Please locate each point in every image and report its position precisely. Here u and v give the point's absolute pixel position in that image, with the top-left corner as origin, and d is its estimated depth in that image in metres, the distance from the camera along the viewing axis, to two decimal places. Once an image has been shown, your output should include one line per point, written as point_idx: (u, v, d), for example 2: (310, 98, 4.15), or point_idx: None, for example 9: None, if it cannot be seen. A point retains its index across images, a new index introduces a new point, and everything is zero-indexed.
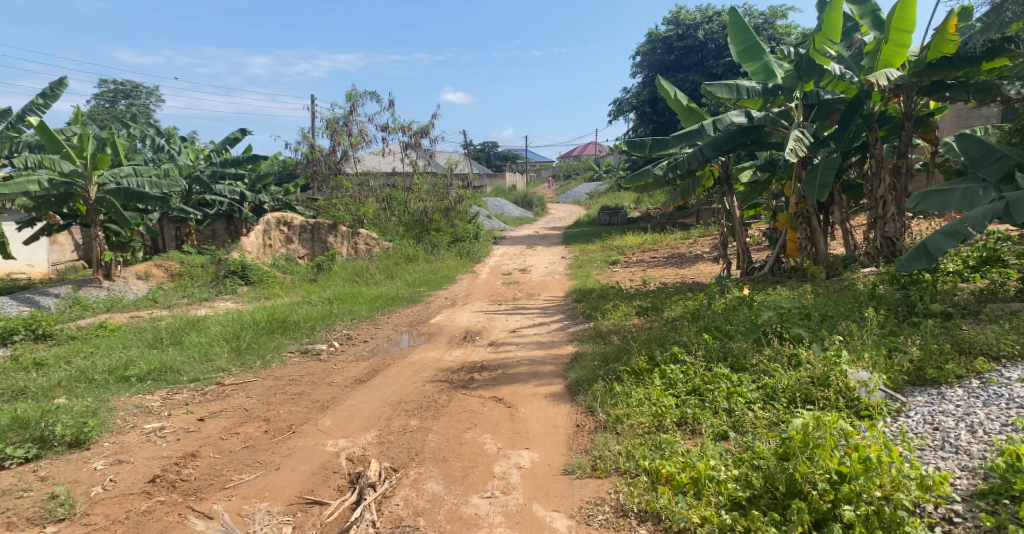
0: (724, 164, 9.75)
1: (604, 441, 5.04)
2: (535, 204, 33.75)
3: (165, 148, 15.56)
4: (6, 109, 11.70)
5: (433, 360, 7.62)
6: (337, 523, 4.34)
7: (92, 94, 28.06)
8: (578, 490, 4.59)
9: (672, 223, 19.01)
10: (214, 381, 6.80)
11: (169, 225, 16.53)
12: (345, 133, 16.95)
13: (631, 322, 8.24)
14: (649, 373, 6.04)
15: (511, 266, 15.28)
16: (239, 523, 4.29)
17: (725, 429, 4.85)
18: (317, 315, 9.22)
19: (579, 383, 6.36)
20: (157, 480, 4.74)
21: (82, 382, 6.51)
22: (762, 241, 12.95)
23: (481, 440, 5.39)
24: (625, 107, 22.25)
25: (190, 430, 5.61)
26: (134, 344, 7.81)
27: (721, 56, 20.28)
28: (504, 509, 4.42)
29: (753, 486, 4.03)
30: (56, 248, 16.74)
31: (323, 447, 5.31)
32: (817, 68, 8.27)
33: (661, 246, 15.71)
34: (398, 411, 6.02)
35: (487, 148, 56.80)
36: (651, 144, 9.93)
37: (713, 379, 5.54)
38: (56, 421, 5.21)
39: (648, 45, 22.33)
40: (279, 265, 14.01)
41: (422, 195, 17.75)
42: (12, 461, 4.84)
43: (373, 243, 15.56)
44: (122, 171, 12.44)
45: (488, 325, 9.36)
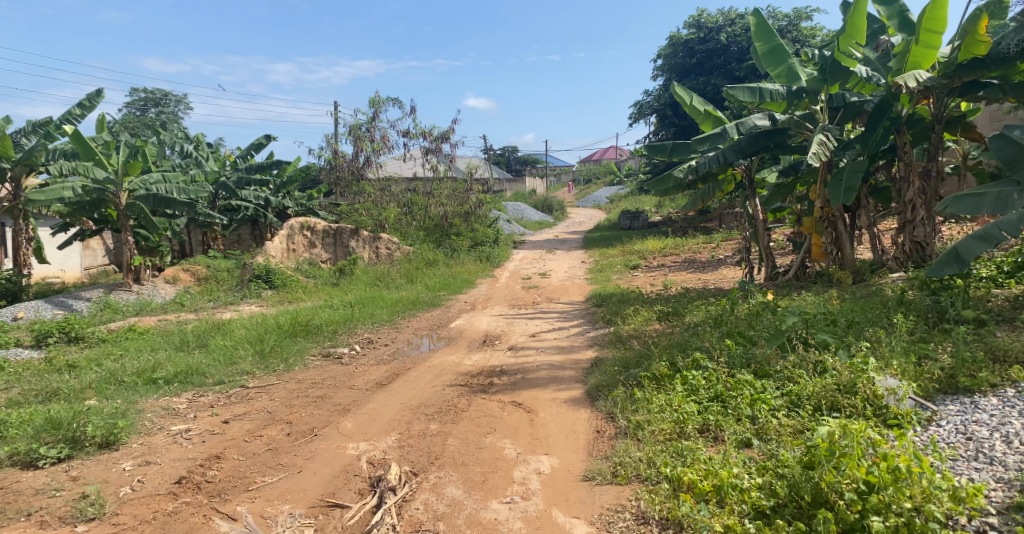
0: (746, 168, 9.60)
1: (625, 448, 5.01)
2: (555, 208, 33.86)
3: (193, 154, 15.83)
4: (49, 119, 12.17)
5: (453, 364, 7.65)
6: (358, 525, 4.36)
7: (123, 102, 28.54)
8: (598, 497, 4.56)
9: (694, 227, 18.83)
10: (238, 384, 6.88)
11: (195, 230, 16.79)
12: (367, 139, 17.34)
13: (653, 327, 8.21)
14: (670, 379, 6.01)
15: (529, 270, 15.26)
16: (262, 525, 4.33)
17: (748, 437, 4.81)
18: (339, 319, 9.28)
19: (599, 388, 6.35)
20: (183, 481, 4.80)
21: (112, 384, 6.63)
22: (786, 245, 12.80)
23: (500, 444, 5.39)
24: (646, 111, 22.14)
25: (215, 433, 5.68)
26: (162, 347, 7.94)
27: (744, 59, 20.14)
28: (524, 515, 4.41)
29: (777, 495, 3.99)
30: (89, 253, 17.29)
31: (344, 450, 5.36)
32: (843, 70, 8.20)
33: (682, 251, 15.59)
34: (417, 415, 6.05)
35: (507, 152, 56.57)
36: (671, 147, 9.78)
37: (736, 385, 5.50)
38: (88, 422, 5.29)
39: (669, 48, 22.21)
40: (303, 269, 14.19)
41: (441, 199, 17.82)
42: (45, 461, 4.95)
43: (394, 247, 15.62)
44: (151, 178, 12.54)
45: (508, 329, 9.38)
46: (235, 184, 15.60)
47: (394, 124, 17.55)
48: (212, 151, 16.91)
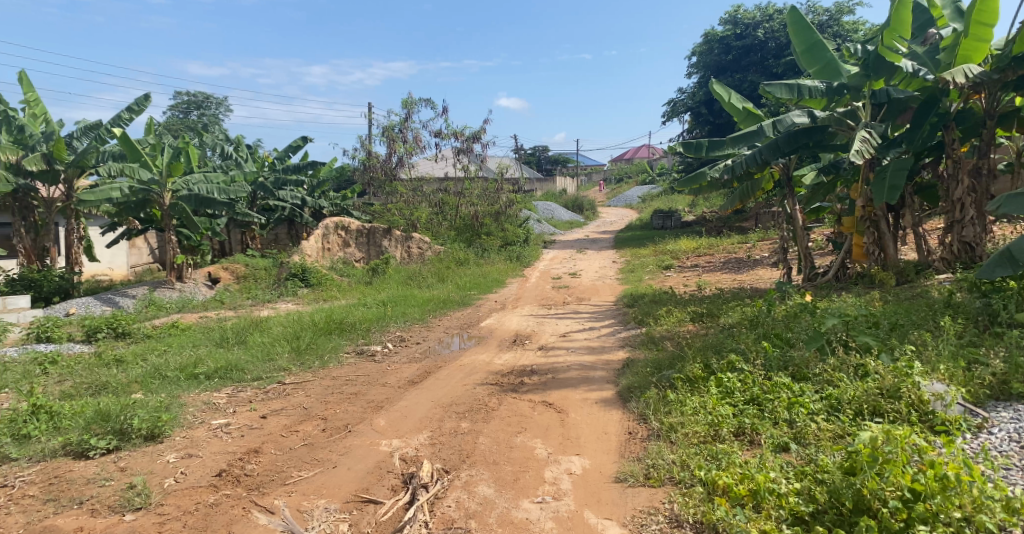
0: (784, 166, 9.42)
1: (658, 450, 4.97)
2: (586, 208, 33.69)
3: (233, 155, 16.20)
4: (100, 122, 12.58)
5: (483, 363, 7.66)
6: (391, 522, 4.40)
7: (167, 105, 29.39)
8: (630, 499, 4.53)
9: (728, 227, 18.55)
10: (275, 379, 7.00)
11: (234, 230, 17.17)
12: (400, 141, 17.57)
13: (686, 328, 8.12)
14: (704, 381, 5.93)
15: (560, 270, 15.16)
16: (299, 518, 4.40)
17: (786, 441, 4.72)
18: (372, 317, 9.39)
19: (631, 390, 6.29)
20: (223, 474, 4.90)
21: (156, 378, 6.82)
22: (825, 246, 12.52)
23: (531, 444, 5.39)
24: (680, 109, 21.90)
25: (253, 427, 5.79)
26: (203, 343, 8.13)
27: (782, 55, 19.79)
28: (555, 515, 4.40)
29: (816, 500, 3.91)
30: (134, 252, 17.84)
31: (378, 446, 5.41)
32: (886, 65, 7.96)
33: (716, 251, 15.38)
34: (448, 413, 6.08)
35: (538, 152, 56.50)
36: (707, 145, 9.61)
37: (773, 389, 5.41)
38: (134, 415, 5.43)
39: (705, 45, 21.94)
40: (337, 268, 14.40)
41: (472, 199, 17.88)
42: (95, 451, 5.10)
43: (425, 247, 15.73)
44: (193, 178, 12.83)
45: (538, 329, 9.37)
46: (273, 184, 16.02)
47: (426, 125, 17.79)
48: (251, 152, 17.25)
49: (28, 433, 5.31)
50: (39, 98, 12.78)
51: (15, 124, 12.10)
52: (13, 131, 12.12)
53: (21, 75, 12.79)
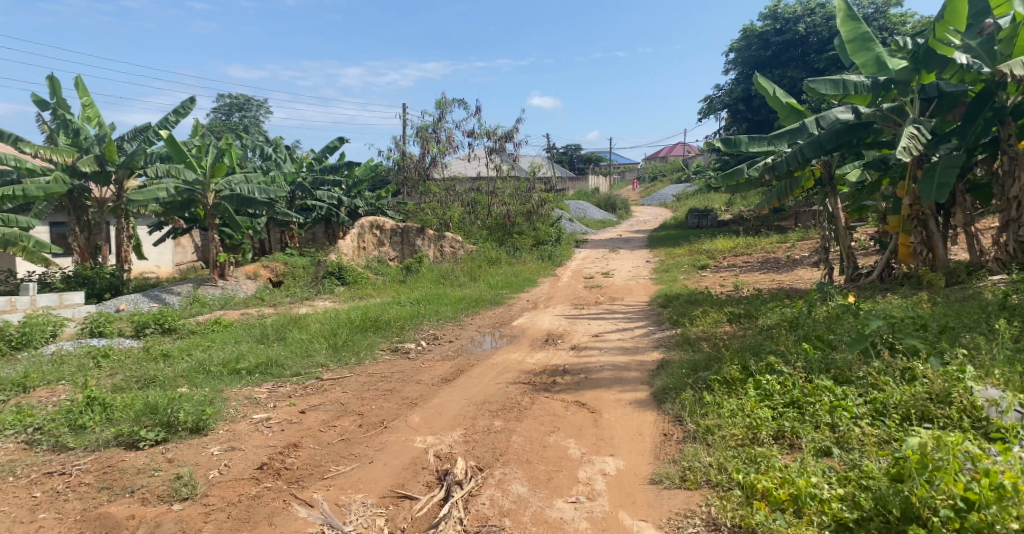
0: (825, 164, 9.21)
1: (694, 452, 4.90)
2: (619, 207, 33.41)
3: (272, 156, 16.52)
4: (148, 125, 12.95)
5: (515, 362, 7.66)
6: (426, 518, 4.42)
7: (210, 108, 30.19)
8: (666, 501, 4.48)
9: (767, 226, 18.22)
10: (313, 375, 7.11)
11: (274, 229, 17.52)
12: (434, 141, 17.87)
13: (723, 329, 7.99)
14: (742, 383, 5.83)
15: (592, 270, 15.08)
16: (337, 512, 4.45)
17: (828, 445, 4.62)
18: (406, 316, 9.47)
19: (666, 391, 6.22)
20: (264, 467, 4.99)
21: (200, 373, 6.99)
22: (869, 245, 12.20)
23: (564, 444, 5.36)
24: (716, 106, 21.59)
25: (293, 422, 5.89)
26: (245, 339, 8.31)
27: (824, 50, 19.37)
28: (590, 516, 4.37)
29: (861, 507, 3.80)
30: (179, 250, 18.35)
31: (412, 443, 5.45)
32: (938, 59, 7.70)
33: (753, 251, 15.12)
34: (482, 411, 6.09)
35: (570, 151, 56.34)
36: (746, 141, 9.35)
37: (814, 391, 5.29)
38: (180, 408, 5.57)
39: (743, 41, 21.58)
40: (372, 266, 14.57)
41: (505, 198, 17.89)
42: (145, 443, 5.26)
43: (458, 246, 15.83)
44: (235, 178, 13.10)
45: (571, 328, 9.33)
46: (311, 184, 16.28)
47: (459, 125, 17.96)
48: (289, 152, 17.56)
49: (82, 423, 5.50)
50: (93, 101, 13.21)
51: (71, 127, 12.55)
52: (69, 134, 12.59)
53: (76, 80, 13.24)
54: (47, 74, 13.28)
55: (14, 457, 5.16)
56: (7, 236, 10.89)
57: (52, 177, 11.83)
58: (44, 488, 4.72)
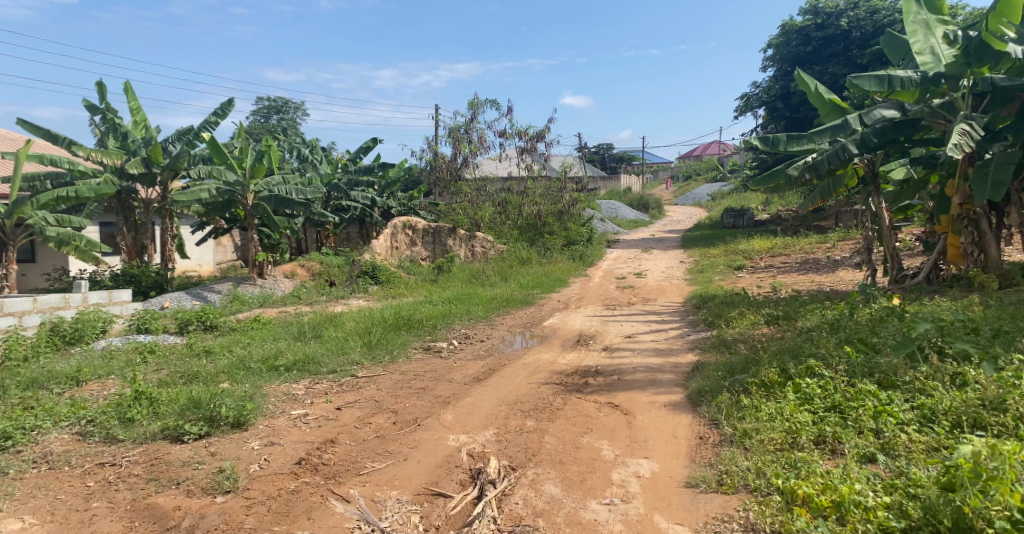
0: (869, 162, 8.98)
1: (731, 456, 4.80)
2: (653, 207, 33.05)
3: (309, 158, 16.77)
4: (190, 127, 13.26)
5: (547, 362, 7.63)
6: (460, 516, 4.42)
7: (249, 110, 30.87)
8: (702, 504, 4.40)
9: (806, 226, 17.83)
10: (349, 373, 7.19)
11: (310, 229, 17.79)
12: (465, 141, 17.91)
13: (760, 331, 7.83)
14: (781, 386, 5.70)
15: (624, 270, 14.97)
16: (373, 508, 4.48)
17: (873, 451, 4.48)
18: (438, 315, 9.52)
19: (701, 393, 6.12)
20: (302, 463, 5.05)
21: (241, 369, 7.13)
22: (915, 246, 11.82)
23: (597, 446, 5.31)
24: (754, 103, 21.24)
25: (330, 418, 5.96)
26: (283, 337, 8.45)
27: (868, 45, 18.90)
28: (624, 518, 4.32)
29: (909, 516, 3.68)
30: (220, 250, 18.78)
31: (446, 441, 5.46)
32: (991, 53, 7.46)
33: (792, 251, 14.81)
34: (514, 411, 6.08)
35: (602, 151, 56.04)
36: (786, 139, 9.14)
37: (857, 396, 5.15)
38: (223, 403, 5.68)
39: (782, 36, 21.17)
40: (404, 266, 14.69)
41: (536, 198, 17.85)
42: (189, 436, 5.38)
43: (489, 246, 15.87)
44: (274, 179, 13.33)
45: (603, 329, 9.25)
46: (346, 185, 16.48)
47: (491, 125, 18.03)
48: (324, 154, 17.81)
49: (131, 416, 5.66)
50: (140, 106, 13.59)
51: (120, 130, 12.91)
52: (118, 137, 12.97)
53: (125, 85, 13.63)
54: (98, 79, 13.70)
55: (68, 447, 5.34)
56: (60, 235, 11.25)
57: (103, 179, 12.18)
58: (97, 478, 4.86)
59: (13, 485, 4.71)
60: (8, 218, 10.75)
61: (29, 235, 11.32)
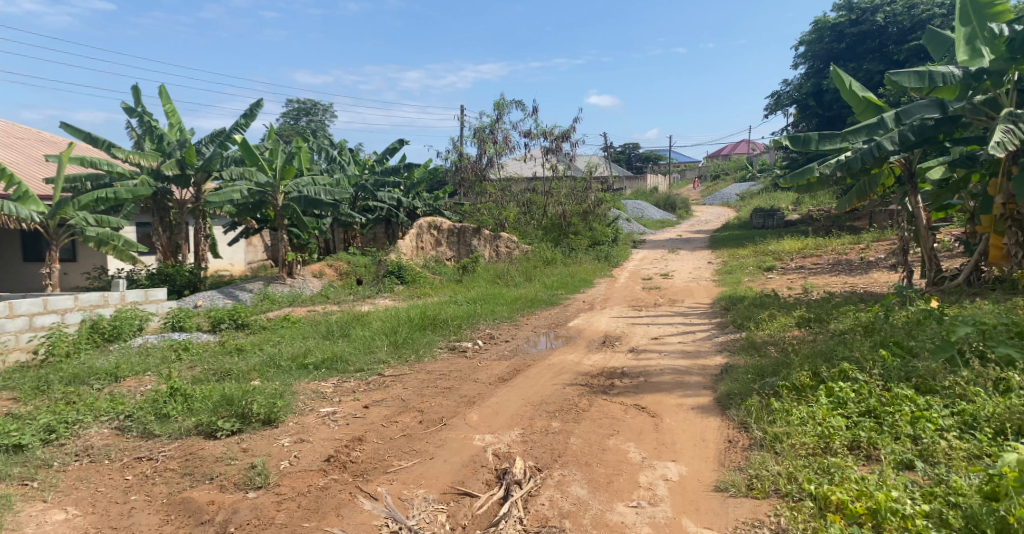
0: (906, 161, 8.78)
1: (761, 460, 4.71)
2: (680, 207, 32.69)
3: (337, 159, 16.93)
4: (222, 130, 13.47)
5: (572, 363, 7.58)
6: (486, 516, 4.41)
7: (279, 113, 31.32)
8: (732, 509, 4.32)
9: (838, 226, 17.48)
10: (375, 372, 7.23)
11: (338, 230, 17.96)
12: (490, 141, 17.99)
13: (791, 334, 7.68)
14: (812, 390, 5.58)
15: (651, 271, 14.85)
16: (401, 506, 4.48)
17: (910, 458, 4.36)
18: (463, 315, 9.53)
19: (730, 396, 6.02)
20: (331, 460, 5.09)
21: (271, 367, 7.22)
22: (953, 247, 11.50)
23: (624, 448, 5.25)
24: (784, 101, 20.89)
25: (357, 416, 5.99)
26: (311, 335, 8.54)
27: (905, 41, 18.45)
28: (652, 521, 4.26)
29: (949, 525, 3.59)
30: (251, 249, 19.07)
31: (472, 441, 5.45)
32: None
33: (824, 252, 14.52)
34: (539, 411, 6.05)
35: (628, 150, 55.70)
36: (817, 138, 8.98)
37: (893, 401, 5.02)
38: (254, 400, 5.76)
39: (814, 33, 20.77)
40: (430, 265, 14.75)
41: (561, 198, 17.79)
42: (222, 432, 5.45)
43: (513, 246, 15.85)
44: (303, 180, 13.52)
45: (629, 331, 9.17)
46: (373, 186, 16.60)
47: (516, 126, 18.07)
48: (352, 155, 17.96)
49: (167, 412, 5.76)
50: (175, 109, 13.84)
51: (156, 133, 13.18)
52: (154, 140, 13.23)
53: (161, 88, 13.91)
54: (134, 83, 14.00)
55: (108, 441, 5.45)
56: (100, 235, 11.47)
57: (141, 181, 12.45)
58: (135, 471, 4.95)
59: (56, 477, 4.82)
60: (52, 218, 10.91)
61: (69, 235, 11.36)
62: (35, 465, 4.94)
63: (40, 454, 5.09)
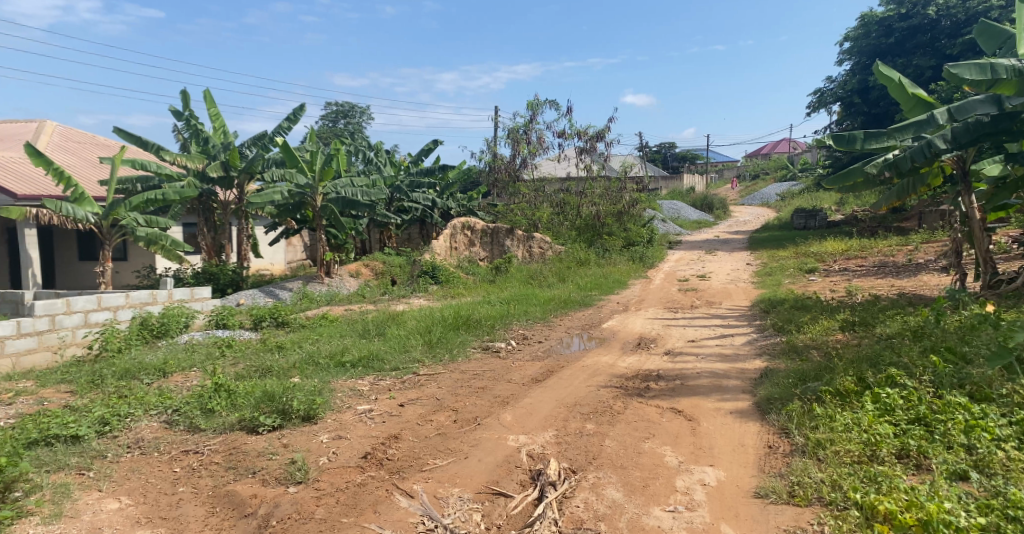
0: (959, 159, 8.46)
1: (804, 467, 4.56)
2: (717, 208, 32.16)
3: (373, 160, 17.12)
4: (265, 134, 13.74)
5: (607, 365, 7.49)
6: (521, 516, 4.36)
7: (318, 115, 31.85)
8: (774, 516, 4.20)
9: (884, 227, 16.94)
10: (410, 370, 7.25)
11: (374, 230, 18.14)
12: (525, 142, 17.98)
13: (834, 338, 7.46)
14: (857, 395, 5.40)
15: (687, 272, 14.64)
16: (436, 505, 4.47)
17: (965, 469, 4.18)
18: (497, 315, 9.52)
19: (770, 401, 5.86)
20: (368, 457, 5.11)
21: (310, 364, 7.31)
22: (1010, 248, 11.04)
23: (660, 451, 5.15)
24: (828, 99, 20.38)
25: (393, 414, 6.02)
26: (348, 334, 8.63)
27: (959, 35, 17.95)
28: (689, 526, 4.17)
29: None
30: (291, 249, 19.42)
31: (506, 441, 5.42)
32: None
33: (869, 254, 14.10)
34: (574, 413, 5.98)
35: (665, 149, 55.08)
36: (862, 137, 8.68)
37: (946, 408, 4.83)
38: (294, 397, 5.83)
39: (860, 28, 20.19)
40: (463, 266, 14.79)
41: (595, 198, 17.67)
42: (263, 428, 5.53)
43: (546, 247, 15.79)
44: (341, 181, 13.76)
45: (665, 333, 9.03)
46: (408, 187, 16.72)
47: (550, 126, 18.03)
48: (388, 156, 18.12)
49: (212, 407, 5.87)
50: (219, 112, 14.16)
51: (202, 136, 13.50)
52: (200, 143, 13.45)
53: (206, 93, 14.26)
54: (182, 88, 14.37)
55: (157, 434, 5.58)
56: (150, 235, 11.81)
57: (188, 183, 12.78)
58: (182, 464, 5.05)
59: (110, 468, 4.95)
60: (105, 219, 11.24)
61: (122, 235, 11.67)
62: (91, 456, 5.08)
63: (96, 445, 5.23)
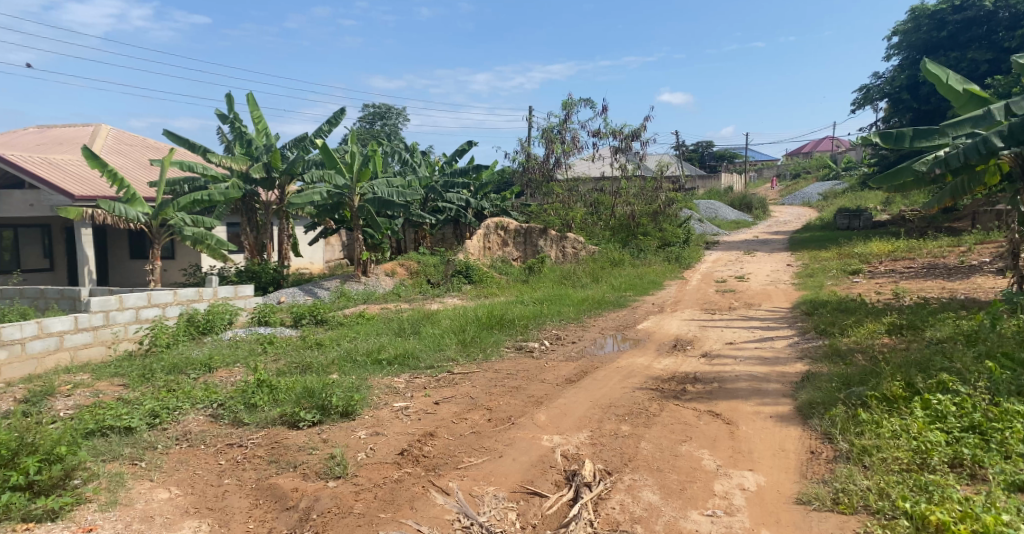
0: (1016, 156, 8.11)
1: (849, 473, 4.41)
2: (755, 207, 31.53)
3: (409, 160, 17.24)
4: (306, 136, 13.97)
5: (642, 367, 7.38)
6: (556, 517, 4.31)
7: (356, 117, 32.30)
8: (817, 523, 4.06)
9: (935, 227, 16.37)
10: (445, 369, 7.27)
11: (409, 230, 18.28)
12: (558, 142, 17.85)
13: (880, 341, 7.21)
14: (906, 401, 5.20)
15: (725, 273, 14.36)
16: (472, 502, 4.44)
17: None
18: (531, 315, 9.48)
19: (812, 405, 5.68)
20: (404, 453, 5.12)
21: (348, 361, 7.38)
22: None
23: (698, 455, 5.04)
24: (874, 95, 19.82)
25: (428, 412, 6.03)
26: (384, 332, 8.69)
27: (1017, 27, 17.49)
28: (729, 530, 4.06)
29: None
30: (329, 248, 19.70)
31: (540, 441, 5.38)
32: None
33: (917, 255, 13.64)
34: (609, 414, 5.90)
35: (701, 148, 54.28)
36: (912, 134, 8.40)
37: (1003, 417, 4.61)
38: (333, 393, 5.89)
39: (910, 21, 19.37)
40: (497, 265, 14.78)
41: (629, 198, 17.48)
42: (304, 423, 5.60)
43: (580, 247, 15.69)
44: (378, 182, 13.91)
45: (701, 335, 8.87)
46: (442, 187, 16.80)
47: (584, 125, 18.00)
48: (423, 157, 18.24)
49: (255, 402, 5.96)
50: (263, 115, 14.43)
51: (246, 138, 13.79)
52: (244, 144, 13.74)
53: (251, 96, 14.54)
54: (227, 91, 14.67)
55: (203, 427, 5.69)
56: (196, 235, 12.05)
57: (231, 183, 13.02)
58: (227, 456, 5.14)
59: (160, 459, 5.06)
60: (154, 218, 11.56)
61: (169, 235, 12.00)
62: (142, 447, 5.21)
63: (146, 436, 5.36)
